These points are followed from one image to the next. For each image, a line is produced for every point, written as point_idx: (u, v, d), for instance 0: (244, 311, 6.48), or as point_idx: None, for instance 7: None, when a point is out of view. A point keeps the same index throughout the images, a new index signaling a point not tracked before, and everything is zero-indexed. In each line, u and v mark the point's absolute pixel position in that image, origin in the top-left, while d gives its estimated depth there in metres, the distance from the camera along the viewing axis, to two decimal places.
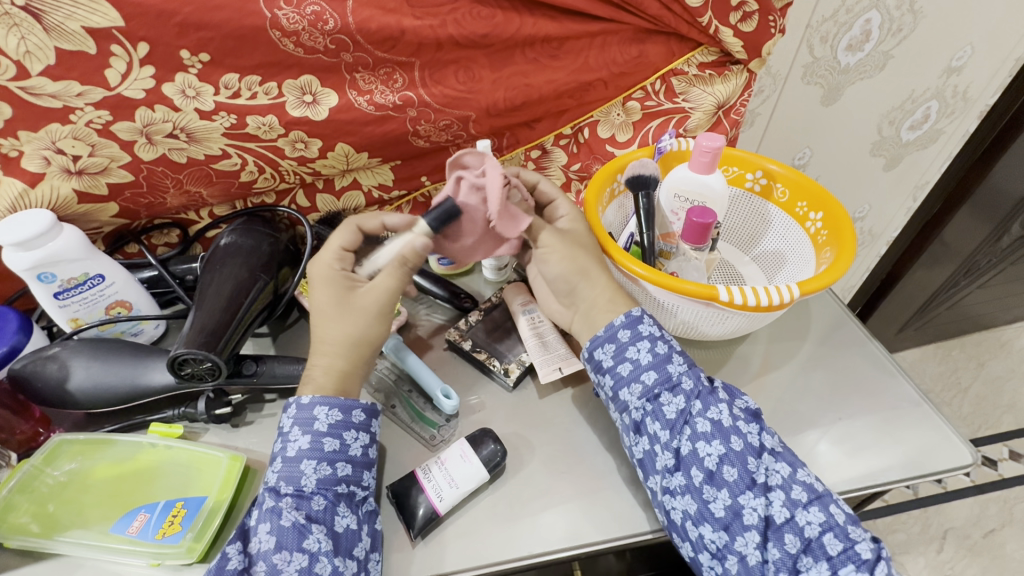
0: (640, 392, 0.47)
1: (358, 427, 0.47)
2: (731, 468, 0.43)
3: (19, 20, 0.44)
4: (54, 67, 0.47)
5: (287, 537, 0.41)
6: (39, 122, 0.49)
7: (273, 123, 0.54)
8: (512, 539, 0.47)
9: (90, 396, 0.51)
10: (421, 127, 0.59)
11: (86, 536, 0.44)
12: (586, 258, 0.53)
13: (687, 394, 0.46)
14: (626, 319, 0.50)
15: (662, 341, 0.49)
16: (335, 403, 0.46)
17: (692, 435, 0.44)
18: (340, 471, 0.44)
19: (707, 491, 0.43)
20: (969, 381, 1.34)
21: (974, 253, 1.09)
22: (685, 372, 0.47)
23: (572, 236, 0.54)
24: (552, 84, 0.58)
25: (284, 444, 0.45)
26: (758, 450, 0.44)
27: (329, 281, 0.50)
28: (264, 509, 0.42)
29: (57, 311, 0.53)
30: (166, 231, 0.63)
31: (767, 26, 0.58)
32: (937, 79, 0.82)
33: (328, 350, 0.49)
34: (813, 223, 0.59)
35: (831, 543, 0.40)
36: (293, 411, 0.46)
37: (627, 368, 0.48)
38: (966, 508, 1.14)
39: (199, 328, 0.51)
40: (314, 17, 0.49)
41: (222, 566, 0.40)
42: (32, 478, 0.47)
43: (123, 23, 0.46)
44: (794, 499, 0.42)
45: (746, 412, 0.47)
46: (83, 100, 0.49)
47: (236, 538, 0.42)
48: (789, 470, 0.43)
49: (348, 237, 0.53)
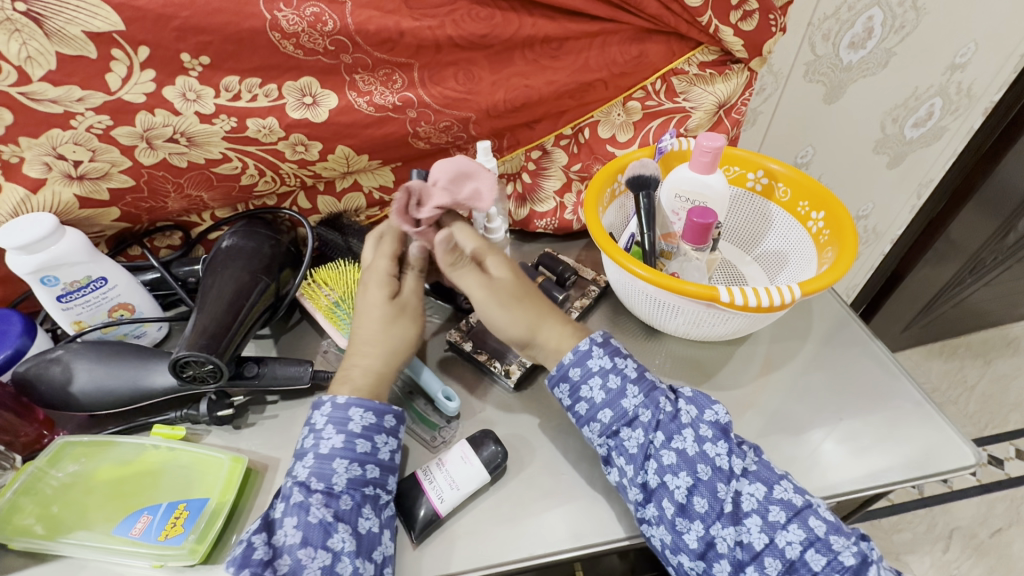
0: (600, 429, 0.47)
1: (388, 432, 0.47)
2: (701, 498, 0.43)
3: (21, 25, 0.45)
4: (55, 72, 0.47)
5: (313, 534, 0.41)
6: (40, 127, 0.50)
7: (273, 126, 0.55)
8: (515, 539, 0.47)
9: (91, 398, 0.51)
10: (420, 129, 0.59)
11: (89, 537, 0.45)
12: (525, 313, 0.51)
13: (646, 427, 0.46)
14: (575, 356, 0.49)
15: (614, 372, 0.48)
16: (369, 405, 0.47)
17: (658, 468, 0.44)
18: (369, 473, 0.45)
19: (680, 523, 0.43)
20: (975, 379, 1.33)
21: (979, 251, 1.08)
22: (640, 403, 0.47)
23: (500, 288, 0.51)
24: (552, 84, 0.58)
25: (317, 441, 0.46)
26: (727, 474, 0.43)
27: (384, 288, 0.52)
28: (291, 503, 0.43)
29: (60, 314, 0.54)
30: (168, 233, 0.63)
31: (767, 25, 0.57)
32: (940, 76, 0.82)
33: (367, 351, 0.51)
34: (815, 222, 0.59)
35: (814, 559, 0.40)
36: (329, 408, 0.47)
37: (584, 408, 0.48)
38: (972, 507, 1.14)
39: (200, 330, 0.51)
40: (313, 18, 0.49)
41: (247, 557, 0.40)
42: (35, 480, 0.48)
43: (123, 27, 0.46)
44: (771, 522, 0.42)
45: (716, 428, 0.46)
46: (83, 105, 0.49)
47: (261, 529, 0.43)
48: (764, 490, 0.43)
49: (398, 244, 0.54)
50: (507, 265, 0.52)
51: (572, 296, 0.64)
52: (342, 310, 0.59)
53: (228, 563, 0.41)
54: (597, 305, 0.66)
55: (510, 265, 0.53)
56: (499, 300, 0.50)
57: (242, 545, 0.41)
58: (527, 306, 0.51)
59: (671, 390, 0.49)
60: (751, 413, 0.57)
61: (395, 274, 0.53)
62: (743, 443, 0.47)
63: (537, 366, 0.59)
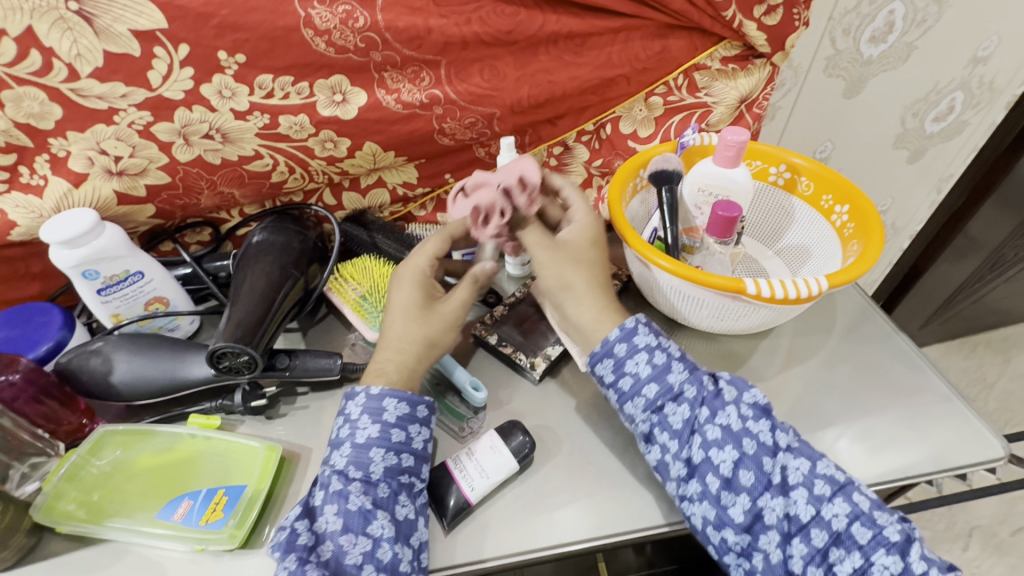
0: (644, 405, 0.48)
1: (422, 422, 0.49)
2: (747, 472, 0.43)
3: (73, 24, 0.46)
4: (101, 69, 0.49)
5: (353, 520, 0.42)
6: (85, 123, 0.51)
7: (304, 123, 0.56)
8: (535, 531, 0.48)
9: (131, 389, 0.52)
10: (446, 126, 0.60)
11: (132, 522, 0.46)
12: (574, 272, 0.53)
13: (692, 402, 0.46)
14: (621, 333, 0.50)
15: (660, 350, 0.49)
16: (402, 396, 0.48)
17: (703, 443, 0.45)
18: (404, 462, 0.46)
19: (725, 497, 0.43)
20: (995, 377, 1.32)
21: (1000, 247, 1.07)
22: (686, 379, 0.47)
23: (567, 249, 0.54)
24: (575, 79, 0.59)
25: (353, 431, 0.47)
26: (773, 449, 0.44)
27: (414, 286, 0.54)
28: (331, 491, 0.44)
29: (99, 307, 0.55)
30: (198, 230, 0.65)
31: (791, 19, 0.57)
32: (963, 70, 0.81)
33: (403, 348, 0.51)
34: (839, 216, 0.59)
35: (860, 532, 0.40)
36: (362, 399, 0.48)
37: (628, 384, 0.48)
38: (992, 506, 1.13)
39: (236, 322, 0.52)
40: (345, 16, 0.50)
41: (292, 541, 0.42)
42: (78, 468, 0.49)
43: (166, 25, 0.48)
44: (816, 495, 0.42)
45: (756, 408, 0.46)
46: (126, 101, 0.51)
47: (302, 516, 0.44)
48: (808, 465, 0.44)
49: (441, 247, 0.57)
50: (591, 231, 0.56)
51: None
52: (370, 304, 0.60)
53: (274, 548, 0.42)
54: (619, 299, 0.66)
55: (594, 234, 0.56)
56: (555, 254, 0.54)
57: (286, 531, 0.42)
58: (584, 270, 0.53)
59: (710, 372, 0.50)
60: (772, 407, 0.58)
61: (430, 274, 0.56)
62: (784, 423, 0.47)
63: (561, 358, 0.59)
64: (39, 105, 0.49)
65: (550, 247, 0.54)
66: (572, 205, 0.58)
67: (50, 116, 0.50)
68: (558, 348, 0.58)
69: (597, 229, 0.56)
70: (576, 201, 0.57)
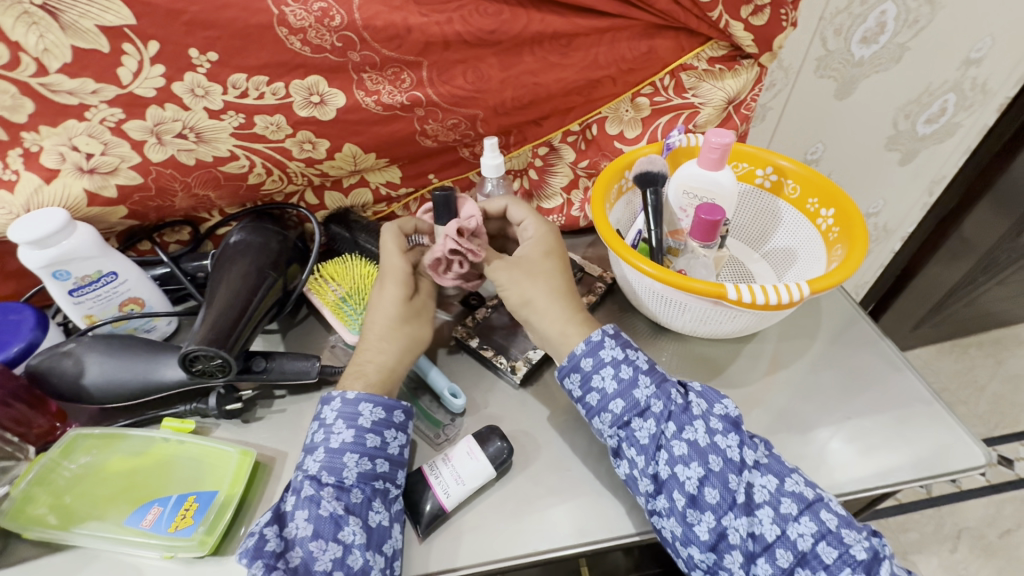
0: (610, 421, 0.47)
1: (398, 427, 0.48)
2: (712, 489, 0.43)
3: (38, 18, 0.45)
4: (70, 65, 0.48)
5: (324, 527, 0.42)
6: (57, 118, 0.50)
7: (281, 123, 0.55)
8: (516, 535, 0.47)
9: (103, 392, 0.52)
10: (427, 127, 0.59)
11: (101, 527, 0.45)
12: (534, 287, 0.53)
13: (658, 417, 0.46)
14: (587, 346, 0.49)
15: (626, 363, 0.48)
16: (379, 400, 0.48)
17: (669, 459, 0.44)
18: (379, 467, 0.46)
19: (691, 514, 0.42)
20: (986, 379, 1.32)
21: (993, 250, 1.06)
22: (652, 394, 0.47)
23: (525, 264, 0.54)
24: (560, 81, 0.58)
25: (327, 435, 0.46)
26: (739, 465, 0.43)
27: (393, 284, 0.53)
28: (302, 496, 0.43)
29: (72, 309, 0.54)
30: (177, 229, 0.64)
31: (778, 19, 0.56)
32: (955, 71, 0.80)
33: (382, 348, 0.51)
34: (824, 220, 0.59)
35: (826, 552, 0.40)
36: (338, 404, 0.47)
37: (595, 399, 0.48)
38: (981, 508, 1.13)
39: (210, 325, 0.51)
40: (320, 14, 0.49)
41: (259, 548, 0.41)
42: (49, 471, 0.48)
43: (134, 22, 0.47)
44: (783, 514, 0.41)
45: (726, 421, 0.46)
46: (97, 97, 0.50)
47: (271, 522, 0.43)
48: (776, 482, 0.43)
49: (400, 240, 0.55)
50: (546, 241, 0.56)
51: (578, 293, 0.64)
52: (350, 306, 0.59)
53: (240, 555, 0.40)
54: (603, 302, 0.66)
55: (549, 243, 0.56)
56: (512, 273, 0.53)
57: (254, 538, 0.41)
58: (542, 282, 0.53)
59: (681, 383, 0.49)
60: (757, 411, 0.57)
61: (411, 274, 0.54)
62: (754, 437, 0.47)
63: (543, 362, 0.59)
64: (8, 100, 0.49)
65: (506, 267, 0.54)
66: (522, 220, 0.57)
67: (22, 109, 0.50)
68: (540, 352, 0.58)
69: (551, 239, 0.56)
70: (524, 215, 0.57)
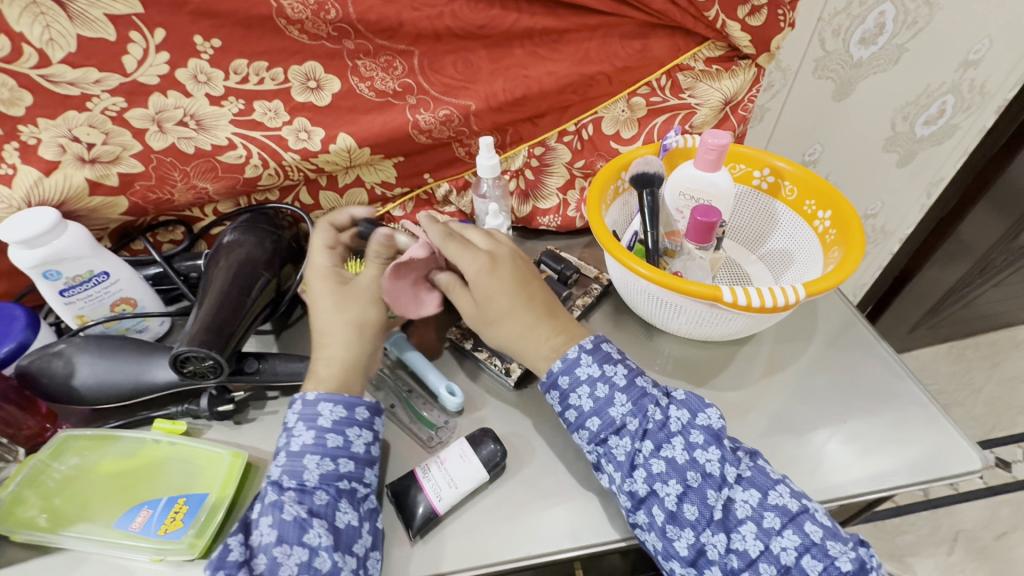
0: (588, 437, 0.47)
1: (362, 424, 0.47)
2: (690, 505, 0.42)
3: (45, 9, 0.45)
4: (75, 54, 0.48)
5: (289, 531, 0.41)
6: (57, 110, 0.50)
7: (279, 109, 0.55)
8: (510, 540, 0.47)
9: (94, 392, 0.51)
10: (420, 118, 0.58)
11: (91, 530, 0.45)
12: (501, 332, 0.51)
13: (633, 436, 0.45)
14: (564, 364, 0.49)
15: (603, 381, 0.47)
16: (340, 399, 0.47)
17: (646, 476, 0.44)
18: (342, 467, 0.45)
19: (671, 530, 0.43)
20: (983, 381, 1.32)
21: (988, 253, 1.06)
22: (628, 412, 0.46)
23: (482, 310, 0.51)
24: (553, 75, 0.58)
25: (289, 439, 0.46)
26: (719, 481, 0.43)
27: (316, 281, 0.53)
28: (266, 503, 0.43)
29: (63, 309, 0.54)
30: (171, 228, 0.63)
31: (775, 20, 0.56)
32: (953, 73, 0.80)
33: (325, 340, 0.51)
34: (821, 222, 0.58)
35: (809, 565, 0.40)
36: (299, 407, 0.47)
37: (573, 415, 0.48)
38: (977, 510, 1.13)
39: (200, 327, 0.51)
40: (316, 7, 0.49)
41: (223, 558, 0.41)
42: (38, 473, 0.48)
43: (142, 10, 0.47)
44: (766, 528, 0.41)
45: (707, 433, 0.45)
46: (100, 87, 0.50)
47: (238, 530, 0.43)
48: (759, 496, 0.42)
49: (328, 235, 0.56)
50: (491, 284, 0.50)
51: (574, 295, 0.64)
52: None
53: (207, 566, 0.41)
54: (600, 303, 0.65)
55: (495, 284, 0.50)
56: (475, 319, 0.52)
57: (219, 548, 0.41)
58: (507, 325, 0.51)
59: (664, 392, 0.49)
60: (754, 414, 0.57)
61: (331, 264, 0.55)
62: (739, 449, 0.45)
63: None
64: (7, 92, 0.48)
65: (473, 311, 0.52)
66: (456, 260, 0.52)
67: (20, 102, 0.49)
68: None
69: (495, 279, 0.50)
70: (461, 256, 0.52)
